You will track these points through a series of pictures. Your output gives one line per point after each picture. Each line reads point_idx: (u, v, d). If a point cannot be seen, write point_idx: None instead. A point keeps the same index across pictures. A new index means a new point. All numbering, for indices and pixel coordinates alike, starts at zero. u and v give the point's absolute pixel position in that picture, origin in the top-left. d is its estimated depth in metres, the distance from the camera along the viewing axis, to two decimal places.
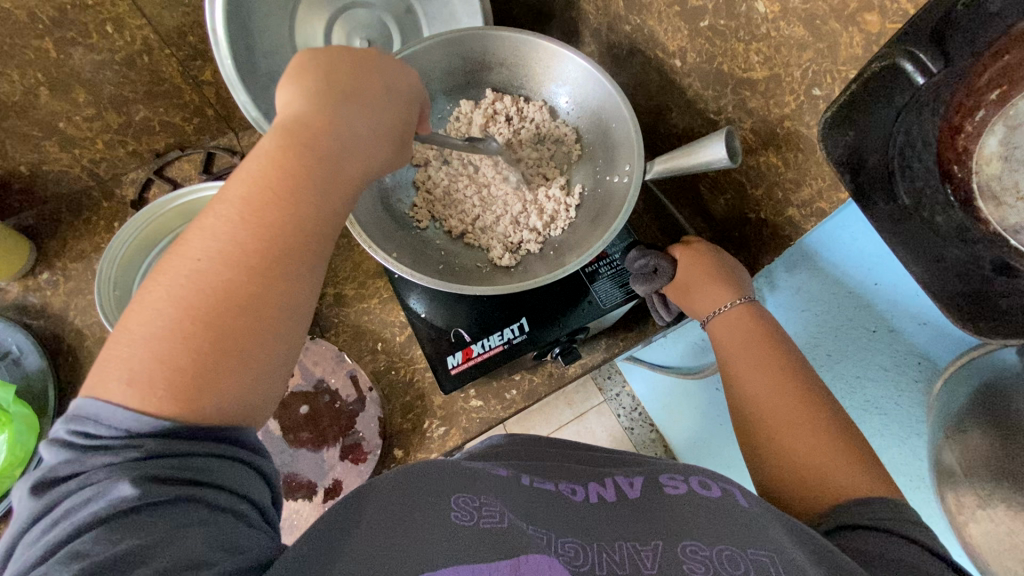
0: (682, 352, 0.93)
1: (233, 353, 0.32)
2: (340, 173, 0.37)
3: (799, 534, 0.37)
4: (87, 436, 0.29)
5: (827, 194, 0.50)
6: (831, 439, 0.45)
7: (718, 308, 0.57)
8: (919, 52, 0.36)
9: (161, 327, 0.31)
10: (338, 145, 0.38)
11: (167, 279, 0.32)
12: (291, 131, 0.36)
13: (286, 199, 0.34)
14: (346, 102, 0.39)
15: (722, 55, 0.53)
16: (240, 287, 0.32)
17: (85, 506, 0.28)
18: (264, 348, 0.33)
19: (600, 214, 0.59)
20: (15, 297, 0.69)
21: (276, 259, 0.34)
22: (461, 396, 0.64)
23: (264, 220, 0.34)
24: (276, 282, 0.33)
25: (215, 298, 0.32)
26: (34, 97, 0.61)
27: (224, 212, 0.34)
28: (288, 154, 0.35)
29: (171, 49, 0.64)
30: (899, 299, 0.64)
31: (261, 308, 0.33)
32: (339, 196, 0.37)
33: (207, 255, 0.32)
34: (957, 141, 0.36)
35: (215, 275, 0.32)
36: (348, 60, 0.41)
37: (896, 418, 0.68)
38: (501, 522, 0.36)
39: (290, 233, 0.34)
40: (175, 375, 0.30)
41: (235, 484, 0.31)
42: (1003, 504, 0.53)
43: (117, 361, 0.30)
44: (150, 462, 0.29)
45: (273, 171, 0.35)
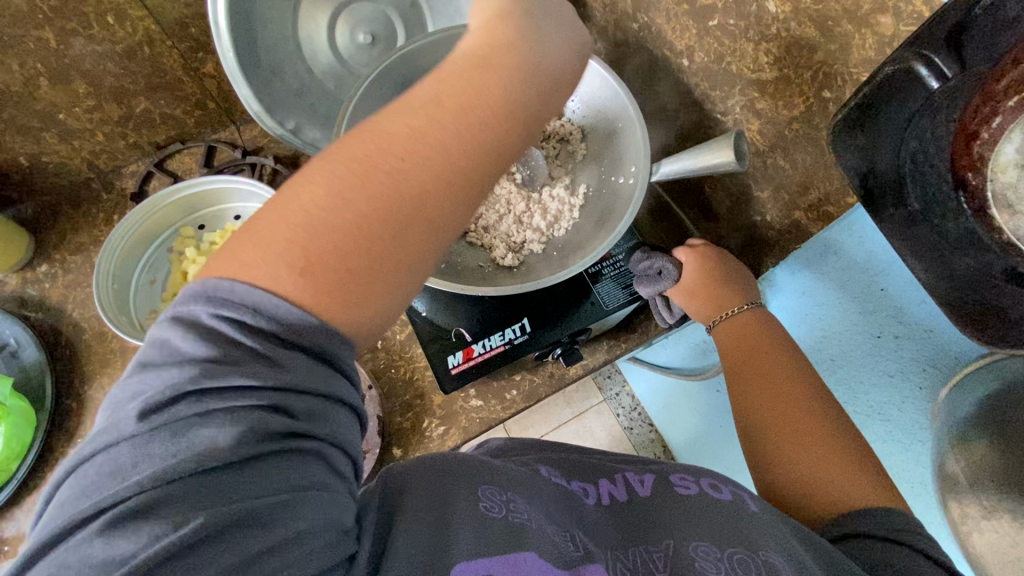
0: (684, 353, 0.92)
1: (396, 259, 0.30)
2: (529, 101, 0.34)
3: (808, 541, 0.37)
4: (230, 334, 0.26)
5: (835, 197, 0.50)
6: (839, 445, 0.45)
7: (723, 313, 0.57)
8: (934, 57, 0.36)
9: (328, 213, 0.28)
10: (540, 71, 0.34)
11: (347, 166, 0.29)
12: (494, 44, 0.33)
13: (483, 117, 0.32)
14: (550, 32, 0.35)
15: (731, 55, 0.53)
16: (421, 198, 0.30)
17: (221, 433, 0.25)
18: (413, 259, 0.31)
19: (605, 215, 0.58)
20: (13, 290, 0.68)
21: (458, 177, 0.31)
22: (461, 395, 0.63)
23: (458, 131, 0.31)
24: (451, 201, 0.31)
25: (390, 197, 0.29)
26: (34, 88, 0.60)
27: (420, 111, 0.31)
28: (485, 70, 0.32)
29: (173, 41, 0.63)
30: (906, 305, 0.62)
31: (430, 222, 0.31)
32: (524, 127, 0.34)
33: (402, 151, 0.30)
34: (972, 149, 0.34)
35: (405, 173, 0.30)
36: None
37: (901, 426, 0.66)
38: (527, 518, 0.35)
39: (475, 153, 0.32)
40: (337, 268, 0.28)
41: (349, 442, 0.29)
42: (1007, 515, 0.56)
43: (256, 245, 0.27)
44: (286, 394, 0.26)
45: (474, 87, 0.32)
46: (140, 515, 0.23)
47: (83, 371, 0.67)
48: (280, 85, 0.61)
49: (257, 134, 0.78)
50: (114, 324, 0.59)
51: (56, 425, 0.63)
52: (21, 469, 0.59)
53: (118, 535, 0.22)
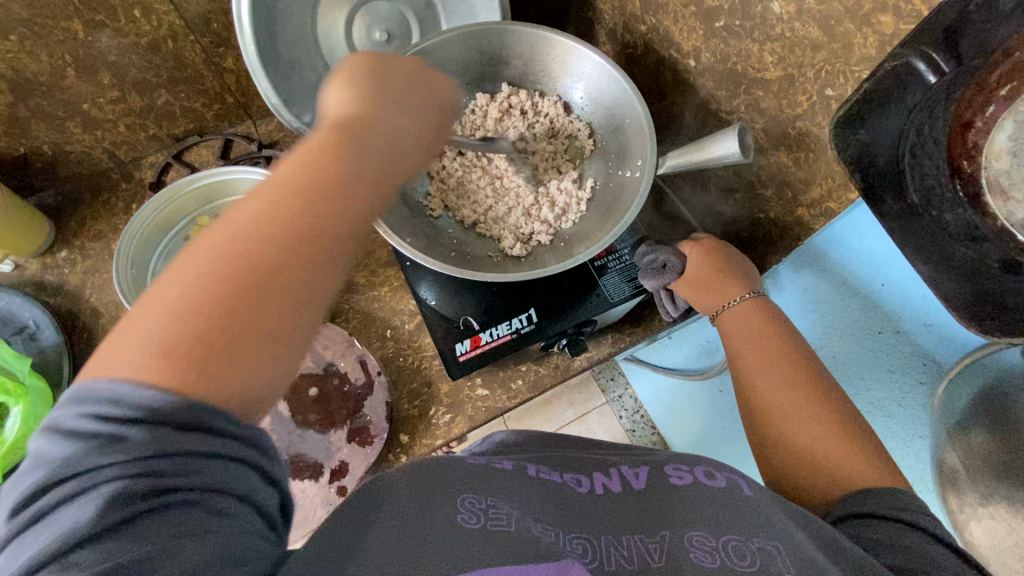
0: (687, 354, 0.94)
1: (252, 337, 0.29)
2: (376, 172, 0.34)
3: (803, 520, 0.37)
4: (90, 419, 0.25)
5: (837, 193, 0.51)
6: (840, 431, 0.46)
7: (728, 304, 0.58)
8: (932, 53, 0.37)
9: (182, 299, 0.28)
10: (388, 151, 0.36)
11: (201, 254, 0.29)
12: (342, 126, 0.35)
13: (334, 192, 0.32)
14: (399, 114, 0.38)
15: (736, 55, 0.54)
16: (270, 269, 0.29)
17: (83, 513, 0.24)
18: (274, 337, 0.29)
19: (612, 207, 0.60)
20: (34, 274, 0.70)
21: (310, 251, 0.31)
22: (467, 384, 0.65)
23: (316, 207, 0.31)
24: (313, 274, 0.31)
25: (250, 272, 0.29)
26: (62, 78, 0.62)
27: (265, 193, 0.31)
28: (337, 146, 0.33)
29: (195, 36, 0.65)
30: (905, 301, 0.66)
31: (286, 293, 0.30)
32: (380, 196, 0.35)
33: (249, 234, 0.30)
34: (968, 138, 0.37)
35: (254, 252, 0.29)
36: (406, 73, 0.40)
37: (902, 421, 0.67)
38: (509, 525, 0.34)
39: (334, 224, 0.32)
40: (192, 349, 0.27)
41: (243, 487, 0.27)
42: (1004, 502, 0.59)
43: (121, 338, 0.27)
44: (148, 458, 0.25)
45: (321, 162, 0.32)
46: None
47: None
48: (298, 79, 0.63)
49: (273, 128, 0.80)
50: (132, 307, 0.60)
51: None
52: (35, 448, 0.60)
53: None
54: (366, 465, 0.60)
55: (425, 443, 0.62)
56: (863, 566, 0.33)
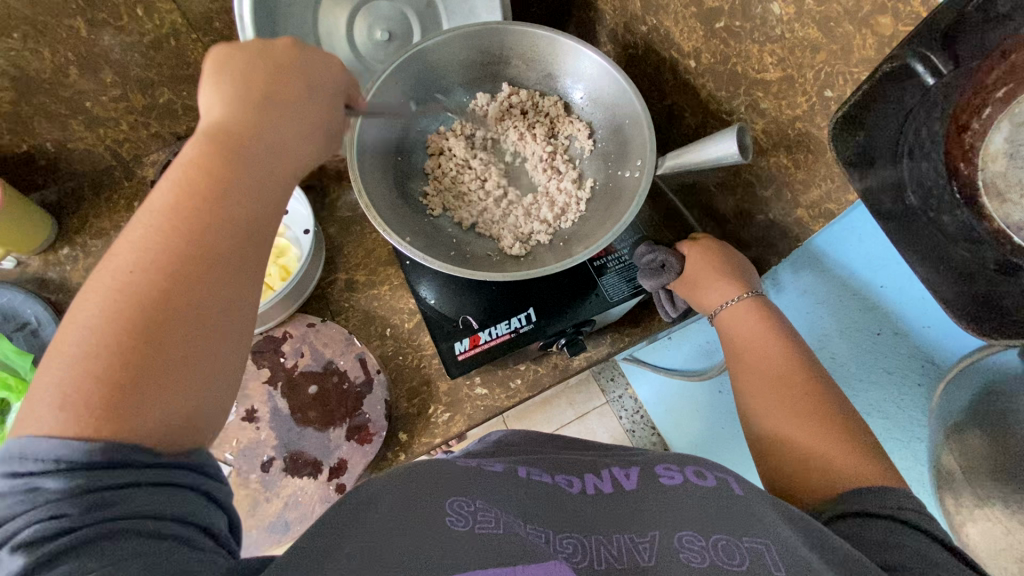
0: (686, 354, 0.93)
1: (157, 366, 0.29)
2: (258, 179, 0.35)
3: (793, 517, 0.37)
4: (10, 480, 0.26)
5: (837, 195, 0.51)
6: (838, 430, 0.46)
7: (725, 303, 0.57)
8: (930, 55, 0.37)
9: (79, 346, 0.28)
10: (270, 154, 0.36)
11: (94, 297, 0.29)
12: (217, 136, 0.35)
13: (211, 206, 0.32)
14: (278, 113, 0.38)
15: (737, 56, 0.54)
16: (166, 295, 0.29)
17: (5, 566, 0.24)
18: (186, 359, 0.30)
19: (612, 206, 0.60)
20: (36, 271, 0.70)
21: (204, 267, 0.31)
22: (466, 383, 0.65)
23: (202, 227, 0.31)
24: (215, 289, 0.31)
25: (144, 302, 0.29)
26: (64, 75, 0.62)
27: (148, 222, 0.31)
28: (205, 161, 0.33)
29: (197, 35, 0.65)
30: (902, 305, 0.65)
31: (189, 316, 0.30)
32: (263, 200, 0.35)
33: (136, 266, 0.30)
34: (963, 139, 0.37)
35: (145, 282, 0.29)
36: (276, 67, 0.39)
37: (898, 421, 0.68)
38: (496, 527, 0.34)
39: (222, 238, 0.32)
40: (92, 391, 0.27)
41: (166, 507, 0.27)
42: (1001, 503, 0.57)
43: (32, 399, 0.27)
44: (68, 498, 0.25)
45: (198, 179, 0.32)
46: None
47: None
48: None
49: None
50: None
51: None
52: None
53: None
54: (365, 463, 0.60)
55: (424, 441, 0.63)
56: (857, 564, 0.33)
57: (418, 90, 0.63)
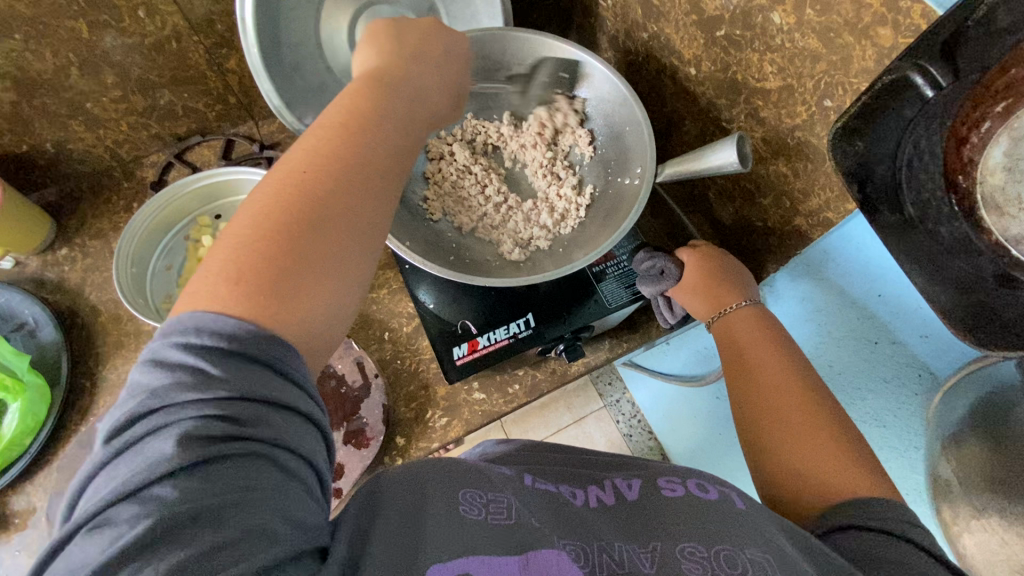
0: (686, 359, 0.93)
1: (316, 260, 0.32)
2: (406, 114, 0.39)
3: (797, 537, 0.37)
4: (182, 358, 0.28)
5: (835, 204, 0.52)
6: (835, 439, 0.46)
7: (722, 309, 0.57)
8: (930, 67, 0.37)
9: (254, 229, 0.31)
10: (418, 95, 0.40)
11: (268, 190, 0.32)
12: (376, 72, 0.39)
13: (369, 127, 0.36)
14: (424, 64, 0.42)
15: (737, 65, 0.54)
16: (328, 197, 0.33)
17: (169, 446, 0.26)
18: (338, 259, 0.33)
19: (611, 213, 0.60)
20: (34, 271, 0.70)
21: (360, 180, 0.34)
22: (464, 388, 0.65)
23: (362, 144, 0.35)
24: (366, 202, 0.34)
25: (310, 197, 0.32)
26: (65, 76, 0.62)
27: (318, 133, 0.35)
28: (364, 92, 0.37)
29: (199, 37, 0.66)
30: (901, 313, 0.65)
31: (343, 219, 0.33)
32: (406, 139, 0.38)
33: (306, 167, 0.33)
34: (964, 153, 0.37)
35: (313, 182, 0.33)
36: (424, 27, 0.44)
37: (895, 430, 0.69)
38: (507, 517, 0.36)
39: (374, 158, 0.35)
40: (261, 273, 0.30)
41: (304, 447, 0.29)
42: (997, 514, 0.56)
43: (208, 277, 0.30)
44: (229, 401, 0.27)
45: (362, 103, 0.36)
46: (104, 521, 0.25)
47: (98, 352, 0.69)
48: (303, 81, 0.63)
49: (275, 129, 0.80)
50: (131, 306, 0.60)
51: (70, 403, 0.65)
52: (33, 445, 0.61)
53: (92, 536, 0.25)
54: (362, 467, 0.60)
55: (421, 446, 0.63)
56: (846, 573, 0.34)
57: None
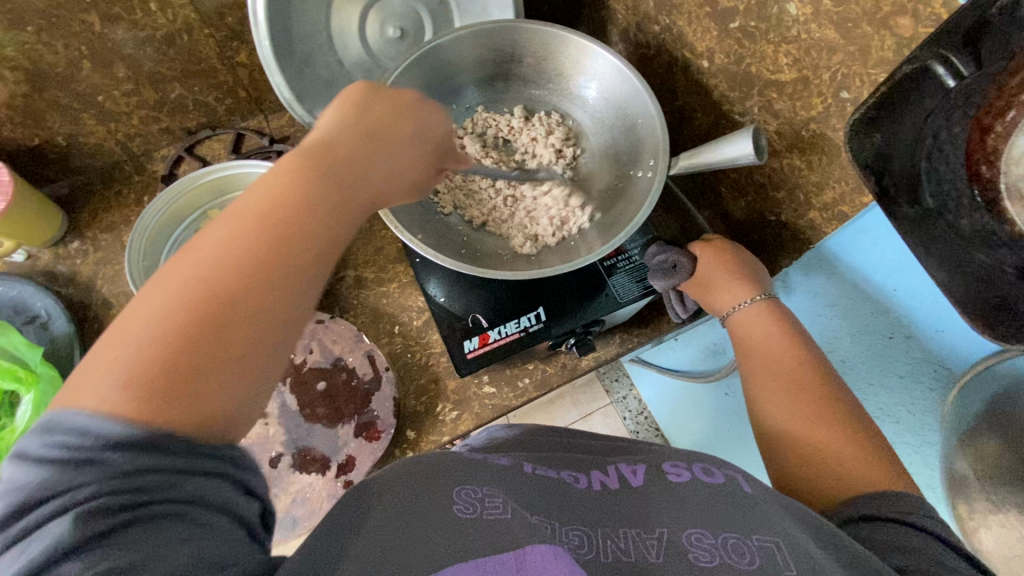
0: (693, 355, 0.94)
1: (222, 362, 0.28)
2: (342, 201, 0.35)
3: (804, 518, 0.36)
4: (63, 446, 0.25)
5: (850, 197, 0.51)
6: (851, 434, 0.45)
7: (738, 304, 0.57)
8: (952, 57, 0.37)
9: (152, 324, 0.27)
10: (362, 184, 0.37)
11: (172, 279, 0.28)
12: (314, 155, 0.36)
13: (296, 213, 0.32)
14: (374, 157, 0.39)
15: (751, 57, 0.54)
16: (239, 293, 0.29)
17: (58, 533, 0.23)
18: (245, 363, 0.29)
19: (623, 207, 0.59)
20: (46, 264, 0.71)
21: (278, 274, 0.30)
22: (474, 382, 0.65)
23: (285, 234, 0.31)
24: (283, 297, 0.30)
25: (218, 293, 0.29)
26: (77, 69, 0.62)
27: (237, 219, 0.31)
28: (306, 172, 0.34)
29: (210, 30, 0.65)
30: (914, 308, 0.65)
31: (255, 318, 0.29)
32: (342, 226, 0.34)
33: (218, 260, 0.29)
34: (987, 142, 0.37)
35: (225, 276, 0.29)
36: (383, 111, 0.42)
37: (910, 427, 0.67)
38: (504, 512, 0.34)
39: (299, 251, 0.31)
40: (158, 371, 0.27)
41: (223, 499, 0.27)
42: (1015, 509, 0.60)
43: (99, 365, 0.26)
44: (126, 474, 0.24)
45: (294, 189, 0.33)
46: None
47: None
48: (312, 74, 0.63)
49: (284, 123, 0.80)
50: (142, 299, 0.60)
51: None
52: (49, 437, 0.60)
53: None
54: (373, 460, 0.60)
55: (432, 439, 0.63)
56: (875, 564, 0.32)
57: (428, 86, 0.63)
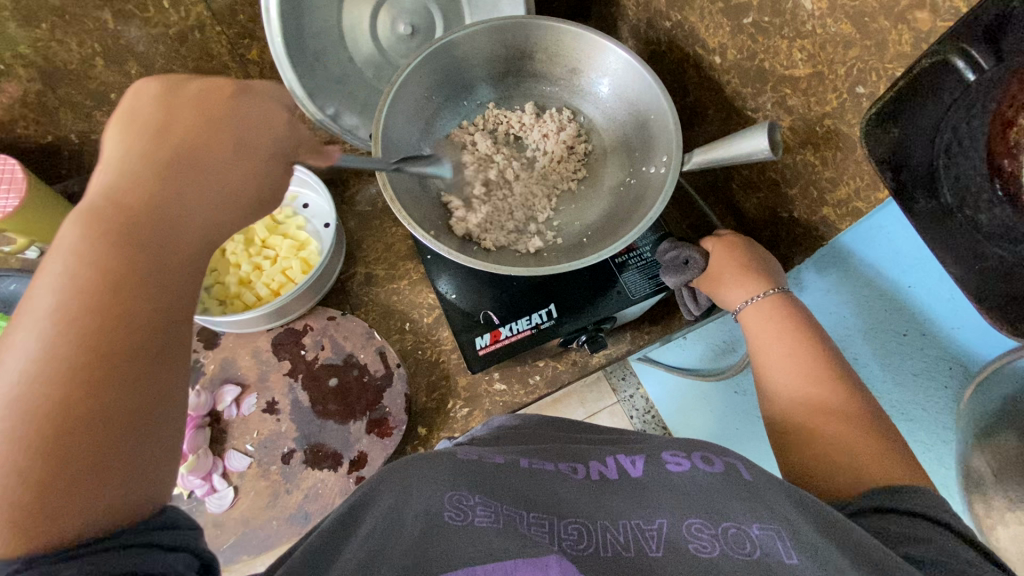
0: (701, 353, 0.94)
1: (74, 471, 0.26)
2: (166, 257, 0.32)
3: (807, 505, 0.35)
4: None
5: (866, 193, 0.51)
6: (868, 431, 0.45)
7: (751, 298, 0.56)
8: (971, 49, 0.37)
9: None
10: (186, 229, 0.33)
11: None
12: (111, 215, 0.31)
13: (114, 291, 0.29)
14: (196, 186, 0.34)
15: (765, 53, 0.54)
16: (71, 400, 0.27)
17: None
18: (106, 461, 0.27)
19: (636, 204, 0.59)
20: None
21: (114, 359, 0.28)
22: (485, 379, 0.65)
23: (107, 318, 0.28)
24: (128, 382, 0.28)
25: (46, 409, 0.26)
26: (90, 67, 0.63)
27: (40, 324, 0.27)
28: (105, 240, 0.30)
29: (221, 27, 0.65)
30: (930, 308, 0.64)
31: (100, 415, 0.27)
32: (179, 281, 0.32)
33: (34, 373, 0.26)
34: (1009, 135, 0.36)
35: (46, 385, 0.26)
36: (190, 123, 0.35)
37: (923, 425, 0.69)
38: (496, 520, 0.35)
39: (127, 329, 0.29)
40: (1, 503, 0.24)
41: (127, 564, 0.25)
42: None
43: None
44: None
45: (97, 265, 0.29)
46: None
47: None
48: (322, 73, 0.63)
49: None
50: None
51: None
52: None
53: None
54: (385, 456, 0.60)
55: (443, 435, 0.63)
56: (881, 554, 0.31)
57: (442, 81, 0.63)
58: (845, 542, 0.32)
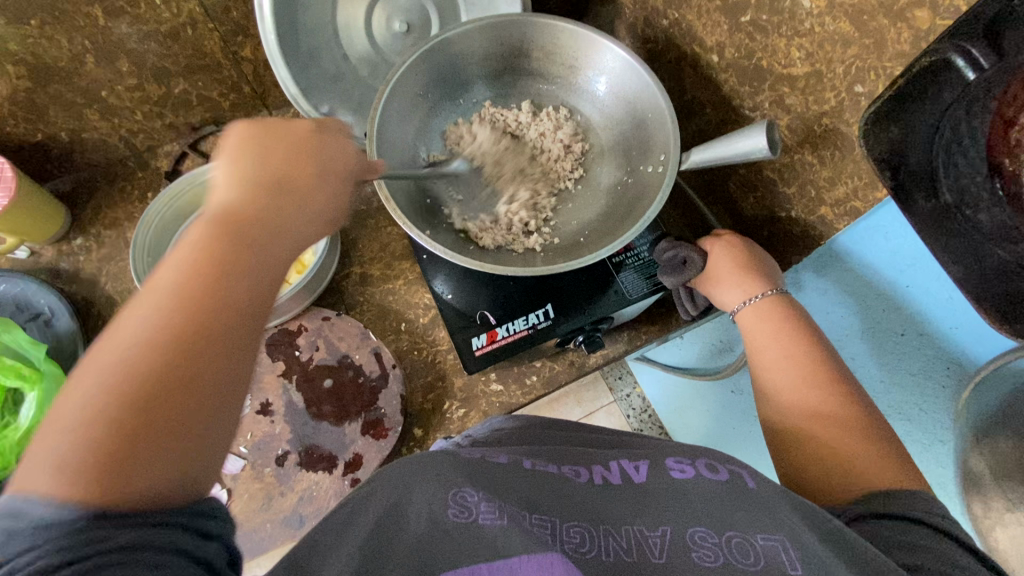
0: (699, 352, 0.94)
1: (161, 442, 0.26)
2: (264, 260, 0.32)
3: (812, 516, 0.35)
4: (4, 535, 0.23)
5: (863, 193, 0.50)
6: (866, 432, 0.45)
7: (750, 298, 0.56)
8: (972, 48, 0.36)
9: (82, 413, 0.26)
10: (283, 238, 0.34)
11: (95, 368, 0.27)
12: (223, 218, 0.32)
13: (222, 277, 0.30)
14: (296, 204, 0.36)
15: (763, 51, 0.53)
16: (171, 371, 0.27)
17: None
18: (188, 440, 0.27)
19: (633, 205, 0.59)
20: (49, 261, 0.70)
21: (211, 341, 0.29)
22: (482, 379, 0.65)
23: (210, 301, 0.29)
24: (217, 363, 0.28)
25: (149, 377, 0.27)
26: (81, 64, 0.62)
27: (155, 299, 0.28)
28: (220, 238, 0.31)
29: (215, 24, 0.65)
30: (927, 308, 0.64)
31: (191, 393, 0.27)
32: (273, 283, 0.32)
33: (141, 340, 0.27)
34: (1010, 134, 0.36)
35: (151, 354, 0.27)
36: (287, 147, 0.38)
37: (922, 426, 0.69)
38: (501, 518, 0.34)
39: (227, 316, 0.29)
40: (93, 454, 0.25)
41: (175, 541, 0.25)
42: None
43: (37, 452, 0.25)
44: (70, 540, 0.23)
45: (210, 253, 0.30)
46: None
47: None
48: (316, 71, 0.63)
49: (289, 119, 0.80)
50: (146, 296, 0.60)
51: None
52: None
53: None
54: (380, 458, 0.60)
55: (440, 436, 0.63)
56: (879, 565, 0.31)
57: (438, 79, 0.63)
58: (847, 553, 0.32)
